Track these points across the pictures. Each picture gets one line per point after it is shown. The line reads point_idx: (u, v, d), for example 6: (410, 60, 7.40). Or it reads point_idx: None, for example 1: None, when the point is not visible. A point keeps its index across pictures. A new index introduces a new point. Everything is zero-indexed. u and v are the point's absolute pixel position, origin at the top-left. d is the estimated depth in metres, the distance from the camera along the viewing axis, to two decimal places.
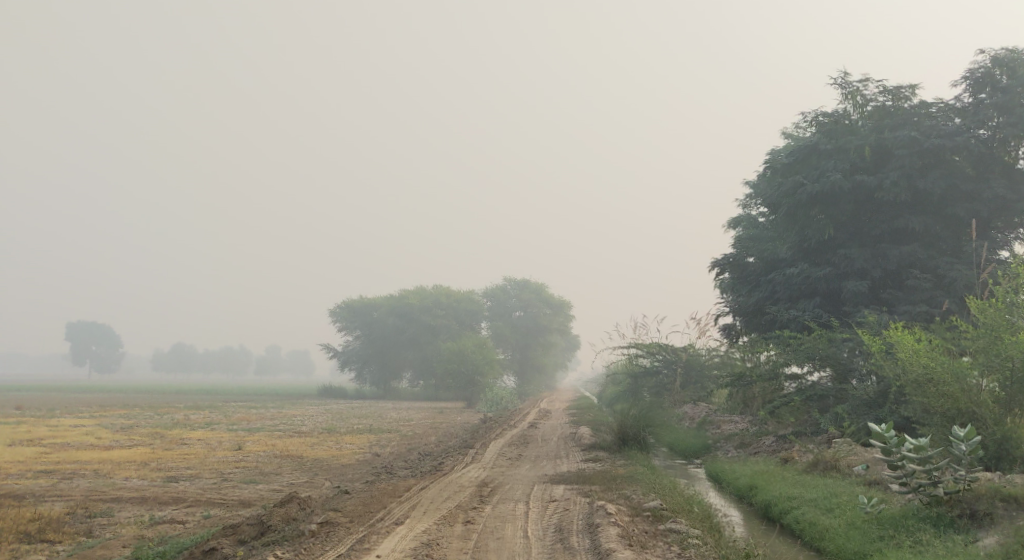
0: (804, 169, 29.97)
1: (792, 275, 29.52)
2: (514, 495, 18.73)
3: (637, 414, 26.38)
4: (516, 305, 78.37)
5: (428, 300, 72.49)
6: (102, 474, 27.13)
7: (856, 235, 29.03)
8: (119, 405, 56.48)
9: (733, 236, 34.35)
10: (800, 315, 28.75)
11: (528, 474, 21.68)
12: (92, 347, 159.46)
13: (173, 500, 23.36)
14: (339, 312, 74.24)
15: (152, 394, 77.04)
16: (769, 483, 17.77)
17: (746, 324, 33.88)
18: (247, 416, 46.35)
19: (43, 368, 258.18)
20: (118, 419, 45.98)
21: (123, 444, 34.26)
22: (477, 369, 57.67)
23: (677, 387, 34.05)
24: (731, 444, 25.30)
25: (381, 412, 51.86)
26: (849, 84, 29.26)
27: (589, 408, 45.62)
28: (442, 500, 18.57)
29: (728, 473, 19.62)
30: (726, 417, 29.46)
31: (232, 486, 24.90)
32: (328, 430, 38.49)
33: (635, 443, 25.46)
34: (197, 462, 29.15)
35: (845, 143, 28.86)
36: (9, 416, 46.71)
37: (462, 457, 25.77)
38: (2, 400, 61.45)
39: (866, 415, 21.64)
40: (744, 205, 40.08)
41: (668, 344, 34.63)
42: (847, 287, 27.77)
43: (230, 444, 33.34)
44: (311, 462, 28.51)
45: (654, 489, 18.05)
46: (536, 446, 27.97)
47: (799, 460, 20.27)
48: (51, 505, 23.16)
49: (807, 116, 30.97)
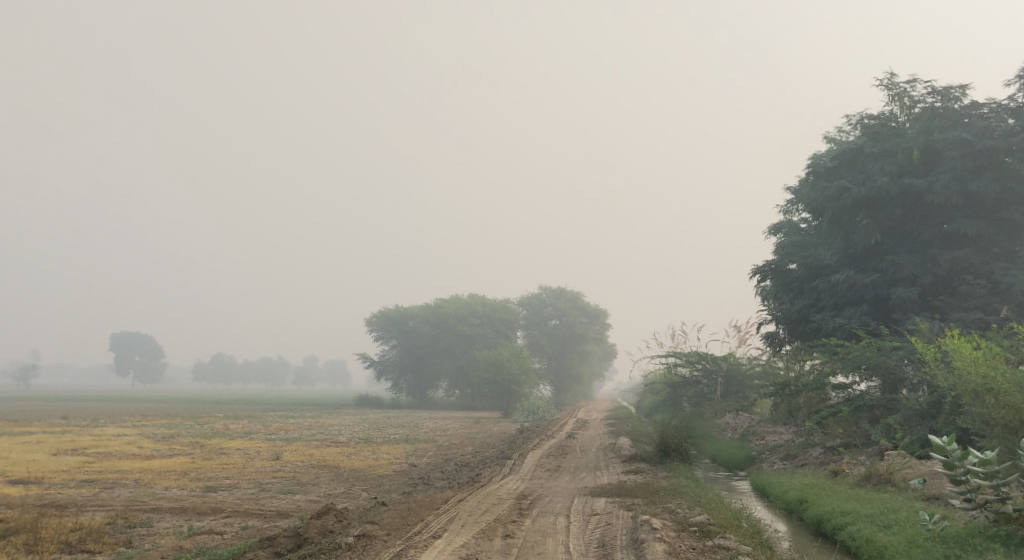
0: (849, 173, 29.25)
1: (837, 282, 28.78)
2: (555, 508, 18.24)
3: (678, 424, 25.78)
4: (551, 314, 77.93)
5: (465, 310, 72.18)
6: (142, 484, 27.05)
7: (905, 240, 28.28)
8: (160, 414, 56.80)
9: (775, 242, 33.67)
10: (846, 323, 28.00)
11: (569, 486, 21.19)
12: (134, 357, 161.25)
13: (212, 510, 23.17)
14: (375, 321, 74.13)
15: (192, 403, 77.49)
16: (819, 497, 17.10)
17: (789, 332, 33.15)
18: (286, 426, 46.28)
19: (86, 378, 261.87)
20: (160, 429, 46.09)
21: (162, 453, 34.24)
22: (514, 379, 57.17)
23: (718, 397, 33.35)
24: (777, 456, 24.64)
25: (418, 422, 51.55)
26: (896, 85, 28.50)
27: (628, 418, 44.96)
28: (481, 513, 18.11)
29: (775, 486, 18.97)
30: (770, 428, 28.76)
31: (270, 497, 24.67)
32: (365, 440, 38.24)
33: (676, 455, 24.88)
34: (236, 472, 28.99)
35: (892, 146, 28.13)
36: (52, 425, 47.04)
37: (501, 468, 25.33)
38: (46, 410, 62.04)
39: (919, 426, 20.93)
40: (785, 211, 39.35)
41: (708, 353, 33.95)
42: (896, 293, 27.03)
43: (268, 454, 33.18)
44: (349, 473, 28.21)
45: (700, 502, 17.47)
46: (576, 456, 27.46)
47: (850, 472, 19.60)
48: (91, 514, 23.07)
49: (852, 118, 30.25)
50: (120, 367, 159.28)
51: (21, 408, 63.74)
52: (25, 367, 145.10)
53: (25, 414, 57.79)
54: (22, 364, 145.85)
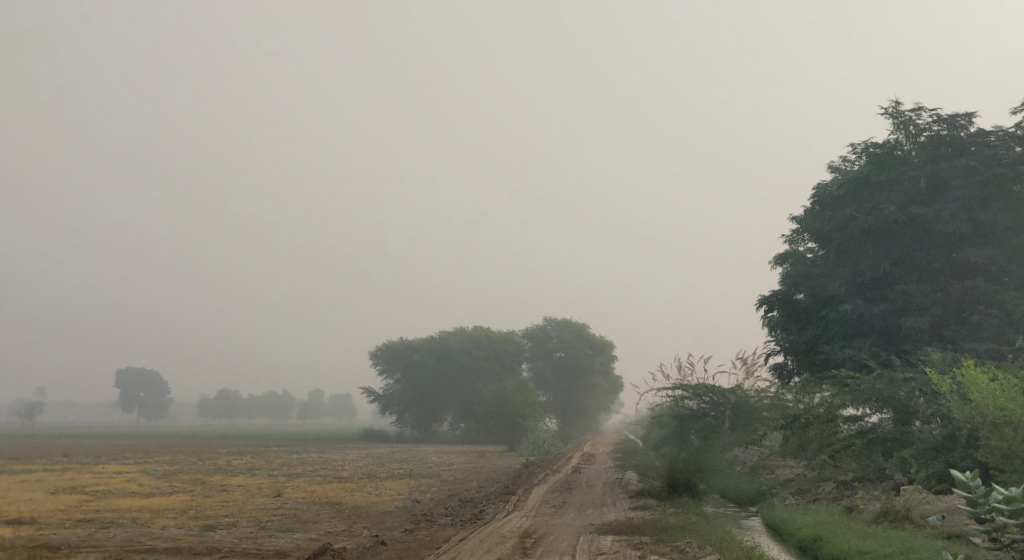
0: (855, 202, 28.76)
1: (846, 312, 28.29)
2: (560, 547, 17.62)
3: (686, 459, 25.21)
4: (557, 345, 76.91)
5: (468, 342, 71.61)
6: (140, 523, 26.46)
7: (914, 269, 27.78)
8: (162, 451, 56.18)
9: (781, 273, 33.22)
10: (856, 354, 27.43)
11: (573, 523, 20.59)
12: (139, 393, 160.71)
13: (209, 550, 22.58)
14: (379, 354, 73.61)
15: (195, 438, 76.86)
16: (835, 535, 16.51)
17: (797, 364, 32.61)
18: (288, 462, 45.59)
19: (91, 414, 260.94)
20: (162, 465, 45.45)
21: (162, 491, 33.59)
22: (519, 412, 56.43)
23: (726, 430, 32.75)
24: (788, 491, 24.05)
25: (422, 456, 50.85)
26: (902, 113, 28.14)
27: (635, 451, 44.30)
28: (483, 552, 17.48)
29: (788, 523, 18.36)
30: (780, 462, 28.18)
31: (269, 536, 24.05)
32: (368, 475, 37.58)
33: (685, 490, 24.29)
34: (236, 510, 28.37)
35: (899, 174, 27.69)
36: (54, 463, 46.49)
37: (505, 504, 24.69)
38: (48, 447, 61.41)
39: (935, 460, 20.38)
40: (791, 241, 38.91)
41: (714, 386, 33.40)
42: (906, 323, 26.49)
43: (269, 491, 32.54)
44: (351, 509, 27.60)
45: (711, 541, 16.88)
46: (581, 492, 26.86)
47: (865, 508, 19.01)
48: (86, 555, 22.48)
49: (857, 148, 29.79)
50: (125, 403, 158.75)
51: (22, 445, 62.96)
52: (30, 403, 144.55)
53: (26, 451, 57.18)
54: (26, 400, 145.16)
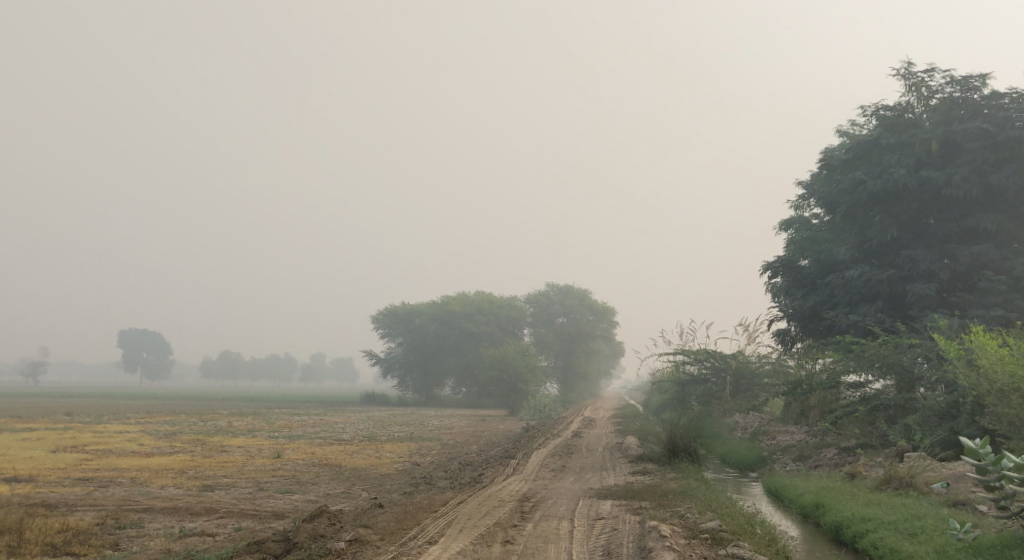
0: (864, 165, 28.35)
1: (852, 278, 27.88)
2: (558, 511, 17.41)
3: (687, 424, 24.95)
4: (558, 311, 77.32)
5: (470, 307, 71.34)
6: (138, 482, 26.31)
7: (922, 234, 27.37)
8: (164, 411, 56.20)
9: (786, 239, 32.83)
10: (860, 320, 27.08)
11: (572, 488, 20.36)
12: (143, 354, 161.11)
13: (206, 511, 22.40)
14: (381, 318, 73.45)
15: (197, 400, 76.98)
16: (838, 501, 16.26)
17: (801, 330, 32.26)
18: (288, 424, 45.50)
19: (95, 374, 262.25)
20: (164, 425, 45.40)
21: (162, 451, 33.45)
22: (519, 377, 56.26)
23: (727, 395, 32.49)
24: (789, 457, 23.83)
25: (424, 419, 50.82)
26: (913, 74, 27.60)
27: (636, 417, 44.14)
28: (481, 516, 17.28)
29: (790, 489, 18.13)
30: (781, 428, 27.93)
31: (267, 497, 23.89)
32: (368, 437, 37.46)
33: (685, 455, 24.06)
34: (235, 471, 28.21)
35: (910, 138, 27.20)
36: (57, 422, 46.48)
37: (504, 468, 24.49)
38: (50, 406, 61.46)
39: (939, 427, 20.09)
40: (797, 206, 38.47)
41: (716, 351, 33.09)
42: (913, 290, 26.11)
43: (269, 452, 32.43)
44: (350, 471, 27.42)
45: (712, 507, 16.65)
46: (581, 456, 26.65)
47: (868, 475, 18.75)
48: (82, 514, 22.31)
49: (868, 110, 29.29)
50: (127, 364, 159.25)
51: (26, 405, 62.89)
52: (33, 363, 144.87)
53: (27, 410, 57.17)
54: (30, 360, 145.46)
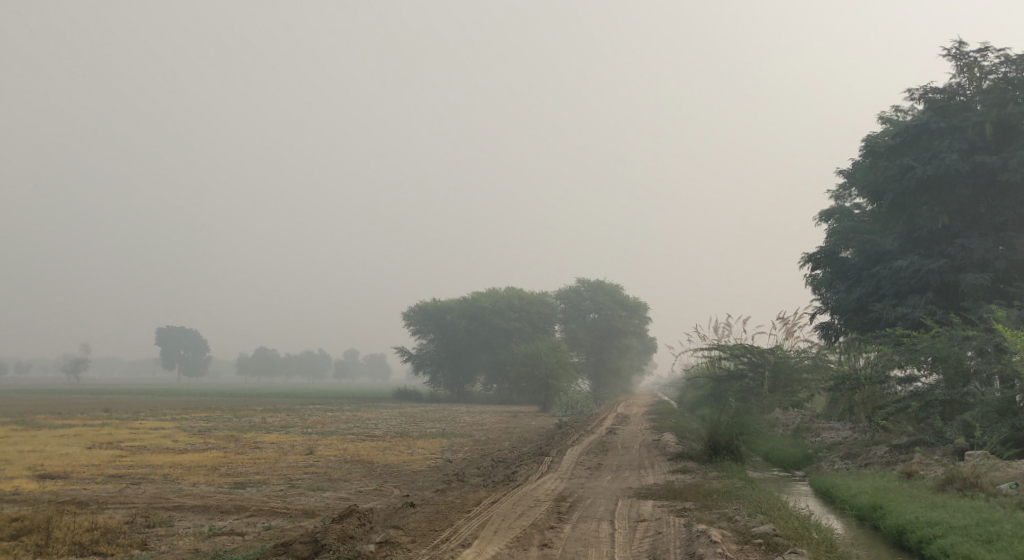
0: (912, 151, 27.30)
1: (900, 268, 26.82)
2: (596, 512, 16.64)
3: (728, 420, 24.07)
4: (590, 307, 75.88)
5: (501, 303, 70.62)
6: (170, 479, 25.84)
7: (975, 222, 26.41)
8: (200, 408, 56.09)
9: (828, 229, 31.90)
10: (910, 312, 26.10)
11: (610, 487, 19.59)
12: (179, 352, 162.19)
13: (236, 509, 21.86)
14: (413, 314, 73.11)
15: (230, 396, 76.92)
16: (898, 503, 15.37)
17: (844, 323, 31.21)
18: (322, 420, 45.01)
19: (132, 371, 265.09)
20: (199, 422, 45.11)
21: (196, 447, 33.07)
22: (551, 373, 55.51)
23: (765, 392, 31.46)
24: (837, 455, 22.92)
25: (456, 415, 50.29)
26: (965, 55, 26.57)
27: (670, 413, 43.21)
28: (516, 517, 16.56)
29: (842, 489, 17.19)
30: (826, 425, 26.99)
31: (298, 494, 23.34)
32: (401, 434, 36.83)
33: (728, 453, 23.20)
34: (268, 467, 27.71)
35: (961, 120, 26.22)
36: (92, 419, 46.35)
37: (539, 465, 23.76)
38: (87, 403, 61.53)
39: (999, 424, 19.17)
40: (838, 196, 37.42)
41: (753, 346, 32.04)
42: (967, 279, 25.21)
43: (302, 448, 31.96)
44: (382, 468, 26.78)
45: (761, 508, 15.80)
46: (617, 454, 25.87)
47: (925, 475, 17.81)
48: (112, 512, 21.84)
49: (915, 92, 28.12)
50: (165, 361, 160.66)
51: (66, 402, 62.87)
52: (74, 359, 145.94)
53: (65, 406, 57.19)
54: (71, 358, 146.91)
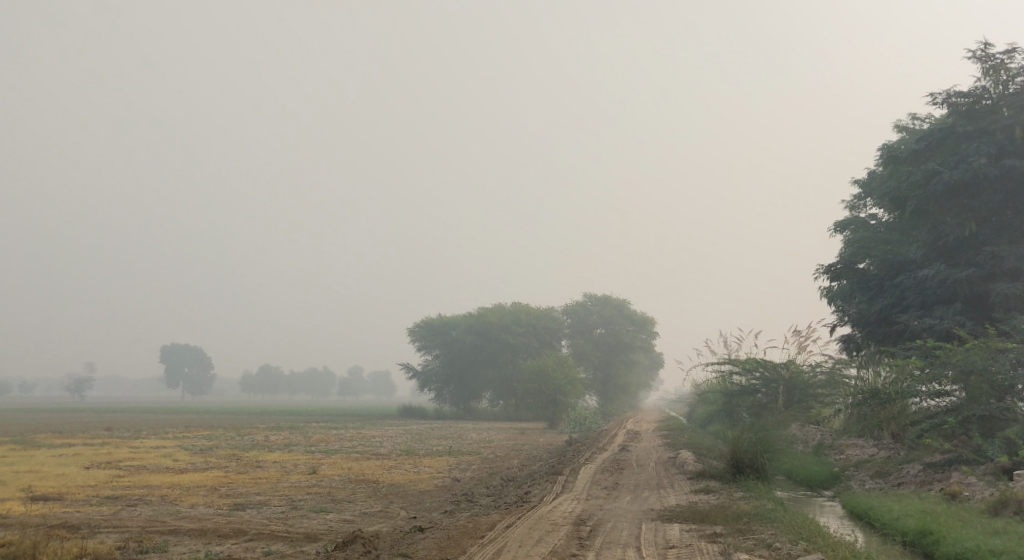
0: (936, 157, 26.31)
1: (925, 278, 25.78)
2: (621, 538, 15.53)
3: (750, 436, 22.92)
4: (596, 323, 74.88)
5: (508, 318, 69.52)
6: (168, 501, 24.75)
7: (1004, 230, 25.47)
8: (203, 425, 54.91)
9: (846, 240, 30.89)
10: (937, 323, 25.06)
11: (631, 508, 18.49)
12: (184, 370, 161.29)
13: (235, 533, 20.76)
14: (418, 330, 72.12)
15: (232, 414, 75.71)
16: (953, 529, 14.40)
17: (863, 337, 30.08)
18: (326, 438, 43.89)
19: (137, 389, 264.76)
20: (200, 440, 44.00)
21: (196, 467, 31.92)
22: (559, 390, 54.35)
23: (781, 408, 30.24)
24: (866, 473, 21.86)
25: (463, 432, 49.18)
26: (991, 57, 25.57)
27: (682, 429, 42.12)
28: (533, 543, 15.42)
29: (883, 511, 16.15)
30: (850, 441, 25.88)
31: (300, 516, 22.25)
32: (406, 452, 35.72)
33: (751, 472, 22.07)
34: (269, 488, 26.60)
35: (989, 124, 25.29)
36: (92, 437, 45.27)
37: (552, 485, 22.64)
38: (87, 420, 60.61)
39: None
40: (852, 207, 36.41)
41: (767, 360, 30.80)
42: (997, 289, 24.26)
43: (305, 467, 30.81)
44: (387, 488, 25.68)
45: (803, 535, 14.73)
46: (633, 472, 24.77)
47: (970, 497, 16.81)
48: (105, 536, 20.74)
49: (937, 97, 27.00)
50: (170, 379, 159.67)
51: (63, 419, 61.66)
52: (80, 377, 144.68)
53: (66, 424, 55.97)
54: (74, 377, 145.97)
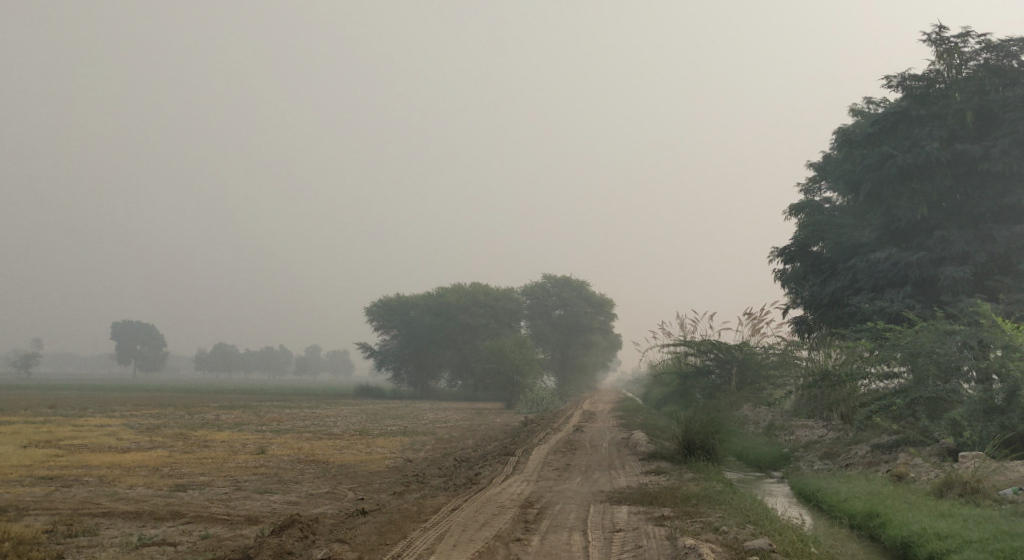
0: (891, 140, 26.14)
1: (878, 260, 25.63)
2: (567, 521, 15.11)
3: (701, 417, 22.62)
4: (556, 303, 74.35)
5: (466, 298, 68.91)
6: (106, 482, 23.91)
7: (954, 214, 25.37)
8: (152, 404, 53.73)
9: (800, 222, 30.68)
10: (889, 306, 24.92)
11: (580, 490, 18.08)
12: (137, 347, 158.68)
13: (172, 515, 20.05)
14: (375, 309, 71.27)
15: (186, 392, 74.33)
16: (899, 513, 14.23)
17: (817, 319, 29.93)
18: (278, 418, 43.06)
19: (89, 366, 260.56)
20: (147, 419, 42.93)
21: (140, 446, 31.04)
22: (516, 369, 53.95)
23: (733, 388, 30.02)
24: (815, 454, 21.68)
25: (418, 412, 48.62)
26: (946, 40, 25.39)
27: (637, 410, 41.91)
28: (477, 528, 14.96)
29: (830, 493, 15.96)
30: (800, 422, 25.73)
31: (243, 498, 21.59)
32: (359, 432, 35.08)
33: (702, 453, 21.79)
34: (213, 468, 25.83)
35: (942, 108, 25.14)
36: (35, 415, 44.00)
37: (502, 466, 22.19)
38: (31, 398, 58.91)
39: (989, 424, 18.52)
40: (808, 189, 36.24)
41: (720, 341, 30.58)
42: (947, 273, 24.15)
43: (254, 447, 30.05)
44: (336, 469, 25.06)
45: (750, 518, 14.45)
46: (585, 453, 24.38)
47: (917, 477, 16.73)
48: (34, 519, 19.92)
49: (892, 79, 26.86)
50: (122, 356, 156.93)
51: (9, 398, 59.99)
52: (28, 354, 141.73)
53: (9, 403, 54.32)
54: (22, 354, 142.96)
